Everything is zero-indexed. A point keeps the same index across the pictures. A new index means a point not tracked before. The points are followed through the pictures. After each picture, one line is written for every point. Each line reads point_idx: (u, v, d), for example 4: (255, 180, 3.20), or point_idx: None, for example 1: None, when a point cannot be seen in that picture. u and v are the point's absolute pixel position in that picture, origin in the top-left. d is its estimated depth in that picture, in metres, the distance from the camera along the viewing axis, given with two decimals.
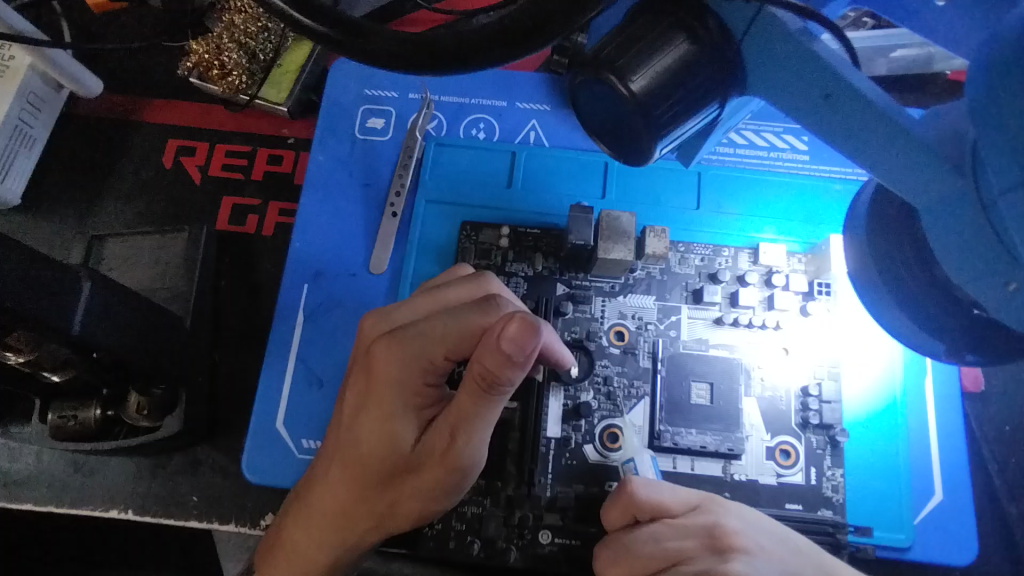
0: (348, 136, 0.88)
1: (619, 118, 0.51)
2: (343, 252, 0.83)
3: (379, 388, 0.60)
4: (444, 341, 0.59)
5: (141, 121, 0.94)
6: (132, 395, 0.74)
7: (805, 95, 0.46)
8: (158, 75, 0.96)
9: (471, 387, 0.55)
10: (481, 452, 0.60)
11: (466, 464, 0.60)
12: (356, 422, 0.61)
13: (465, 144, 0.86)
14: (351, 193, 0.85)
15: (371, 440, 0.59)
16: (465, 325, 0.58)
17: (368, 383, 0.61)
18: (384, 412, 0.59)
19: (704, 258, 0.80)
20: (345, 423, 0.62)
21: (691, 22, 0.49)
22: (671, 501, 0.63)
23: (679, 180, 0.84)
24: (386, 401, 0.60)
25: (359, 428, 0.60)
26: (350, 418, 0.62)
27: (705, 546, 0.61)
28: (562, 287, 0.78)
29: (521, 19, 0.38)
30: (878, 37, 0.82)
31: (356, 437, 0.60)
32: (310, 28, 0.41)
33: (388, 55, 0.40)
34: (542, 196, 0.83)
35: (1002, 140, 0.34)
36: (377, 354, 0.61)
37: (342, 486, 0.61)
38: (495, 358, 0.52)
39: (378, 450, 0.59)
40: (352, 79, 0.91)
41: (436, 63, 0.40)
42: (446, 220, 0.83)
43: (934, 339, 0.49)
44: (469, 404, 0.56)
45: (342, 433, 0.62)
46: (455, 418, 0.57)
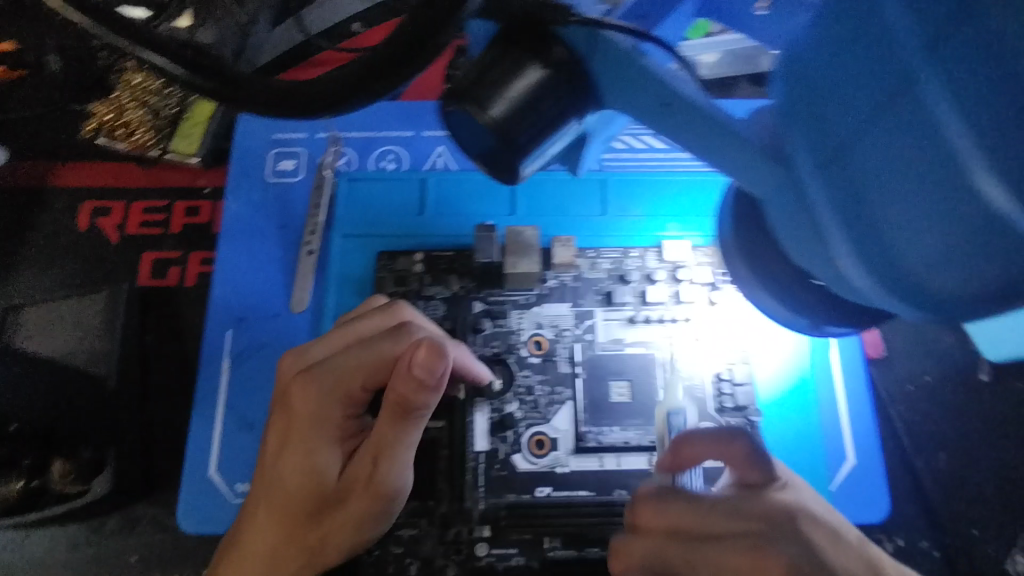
0: (260, 181, 0.89)
1: (487, 145, 0.53)
2: (264, 294, 0.85)
3: (298, 426, 0.61)
4: (363, 371, 0.62)
5: (52, 186, 0.94)
6: (56, 463, 0.74)
7: (648, 101, 0.49)
8: (64, 137, 0.96)
9: (389, 414, 0.57)
10: (406, 477, 0.62)
11: (390, 489, 0.62)
12: (281, 459, 0.62)
13: (375, 177, 0.88)
14: (268, 237, 0.87)
15: (294, 476, 0.61)
16: (378, 355, 0.61)
17: (289, 418, 0.62)
18: (304, 448, 0.60)
19: (613, 261, 0.83)
20: (268, 466, 0.63)
21: (540, 47, 0.50)
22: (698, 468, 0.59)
23: (584, 189, 0.88)
24: (310, 436, 0.61)
25: (285, 465, 0.61)
26: (273, 457, 0.62)
27: (767, 519, 0.55)
28: (479, 305, 0.81)
29: (385, 54, 0.42)
30: (718, 42, 0.92)
31: (283, 473, 0.61)
32: (189, 77, 0.44)
33: (266, 96, 0.44)
34: (452, 219, 0.86)
35: (805, 127, 0.38)
36: (297, 388, 0.62)
37: (269, 527, 0.62)
38: (407, 384, 0.54)
39: (307, 486, 0.61)
40: (259, 124, 0.92)
41: (311, 102, 0.43)
42: (362, 251, 0.85)
43: (796, 316, 0.54)
44: (388, 430, 0.58)
45: (266, 478, 0.63)
46: (374, 443, 0.59)
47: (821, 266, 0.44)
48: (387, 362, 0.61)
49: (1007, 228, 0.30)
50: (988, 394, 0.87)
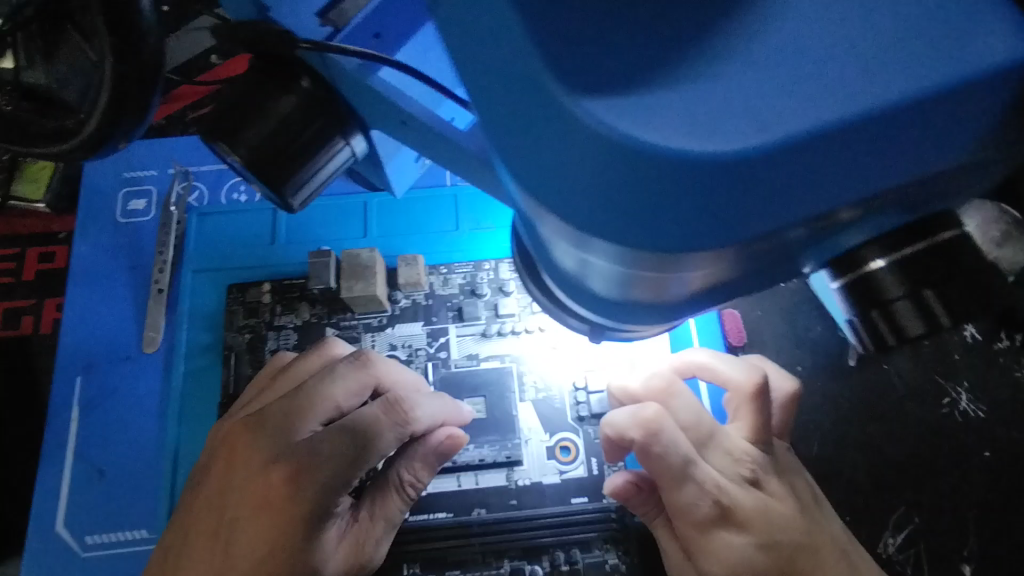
0: (110, 223, 0.87)
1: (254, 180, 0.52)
2: (114, 338, 0.82)
3: (244, 435, 0.63)
4: (314, 414, 0.63)
5: None
6: None
7: (389, 118, 0.47)
8: None
9: (300, 407, 0.63)
10: (261, 527, 0.59)
11: (245, 521, 0.59)
12: (253, 519, 0.59)
13: (226, 210, 0.87)
14: (118, 278, 0.85)
15: (251, 475, 0.60)
16: (288, 378, 0.68)
17: (232, 471, 0.62)
18: (268, 438, 0.62)
19: (466, 276, 0.82)
20: (223, 534, 0.59)
21: (285, 76, 0.49)
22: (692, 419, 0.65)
23: (437, 205, 0.86)
24: (259, 442, 0.61)
25: (258, 524, 0.59)
26: (238, 521, 0.59)
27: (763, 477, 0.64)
28: (331, 331, 0.80)
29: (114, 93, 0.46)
30: None
31: (241, 543, 0.58)
32: None
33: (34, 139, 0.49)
34: (304, 246, 0.85)
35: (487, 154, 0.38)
36: (244, 435, 0.62)
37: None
38: (343, 383, 0.65)
39: (295, 526, 0.59)
40: (109, 165, 0.90)
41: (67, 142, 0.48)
42: (214, 286, 0.83)
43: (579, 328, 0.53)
44: (365, 460, 0.61)
45: (171, 570, 0.60)
46: (319, 494, 0.59)
47: (578, 304, 0.43)
48: (390, 404, 0.64)
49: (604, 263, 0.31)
50: (856, 380, 0.87)
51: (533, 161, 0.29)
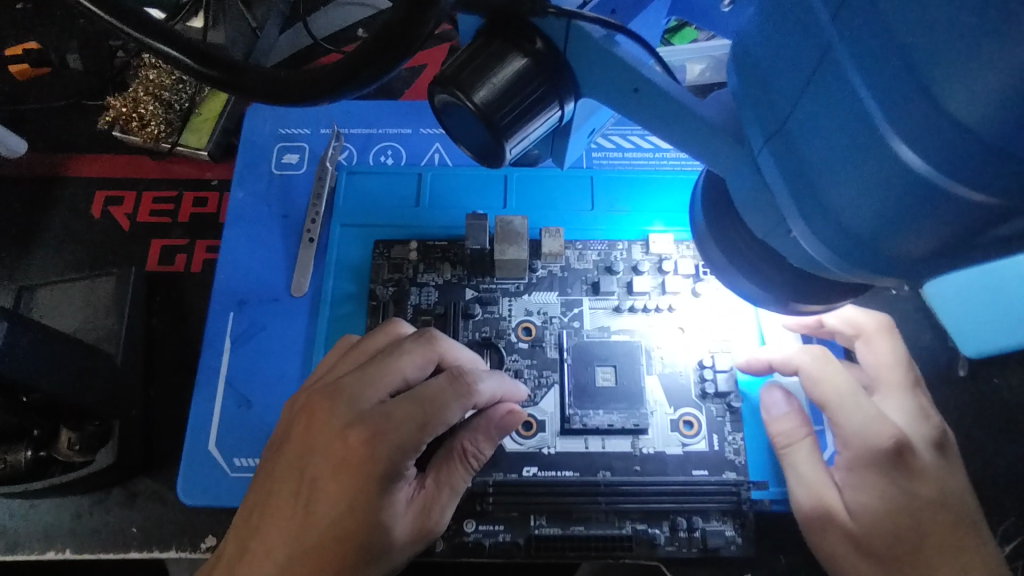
0: (264, 173, 0.93)
1: (475, 126, 0.58)
2: (265, 279, 0.88)
3: (317, 402, 0.65)
4: (383, 383, 0.67)
5: (69, 176, 0.99)
6: (63, 433, 0.78)
7: (621, 87, 0.55)
8: (82, 130, 1.01)
9: (370, 375, 0.66)
10: (338, 492, 0.61)
11: (330, 486, 0.61)
12: (331, 480, 0.61)
13: (373, 170, 0.92)
14: (270, 225, 0.90)
15: (327, 441, 0.63)
16: (361, 350, 0.72)
17: (312, 434, 0.63)
18: (342, 406, 0.64)
19: (601, 253, 0.87)
20: (304, 493, 0.62)
21: (521, 40, 0.56)
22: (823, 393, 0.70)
23: (574, 185, 0.92)
24: (333, 406, 0.64)
25: (337, 484, 0.61)
26: (318, 481, 0.62)
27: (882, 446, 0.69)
28: (470, 292, 0.84)
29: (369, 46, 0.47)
30: (702, 50, 0.96)
31: (322, 501, 0.61)
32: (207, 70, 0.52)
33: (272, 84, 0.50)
34: (446, 211, 0.90)
35: (752, 110, 0.44)
36: (325, 400, 0.65)
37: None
38: (410, 356, 0.68)
39: (370, 488, 0.61)
40: (266, 120, 0.97)
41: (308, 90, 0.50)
42: (360, 240, 0.88)
43: (763, 293, 0.56)
44: (433, 427, 0.64)
45: (255, 528, 0.62)
46: (394, 457, 0.62)
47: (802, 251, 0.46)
48: (454, 377, 0.66)
49: (943, 197, 0.32)
50: (970, 392, 0.87)
51: (942, 73, 0.30)
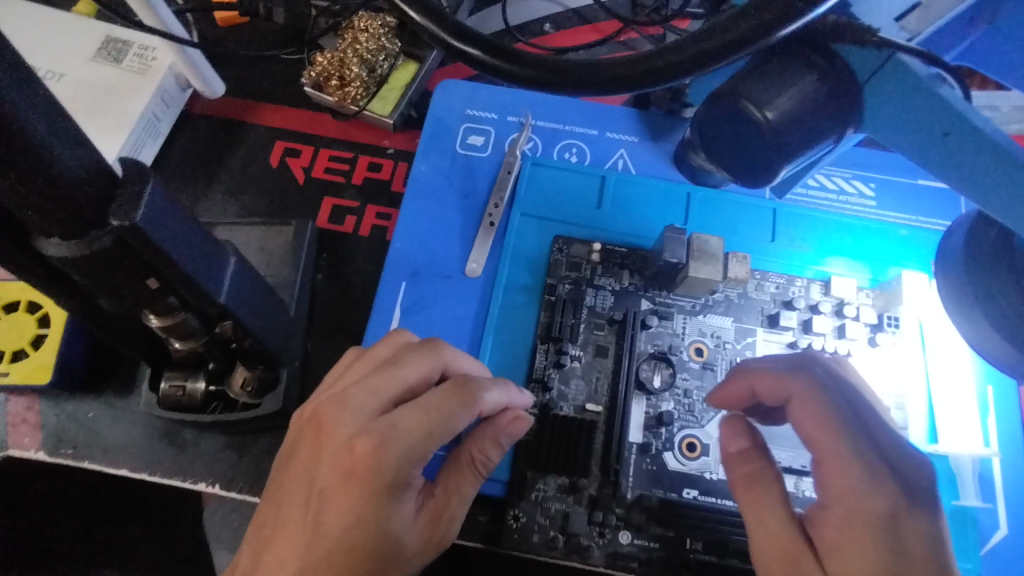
0: (449, 150, 0.94)
1: (750, 139, 0.58)
2: (440, 255, 0.88)
3: (323, 411, 0.62)
4: (394, 393, 0.63)
5: (254, 123, 1.01)
6: (238, 371, 0.80)
7: (927, 128, 0.52)
8: (274, 83, 1.03)
9: (396, 385, 0.63)
10: (348, 505, 0.59)
11: (356, 497, 0.58)
12: (340, 488, 0.59)
13: (559, 165, 0.92)
14: (450, 202, 0.91)
15: (329, 454, 0.60)
16: (373, 359, 0.68)
17: (319, 445, 0.61)
18: (362, 416, 0.61)
19: (779, 286, 0.85)
20: (313, 502, 0.60)
21: (818, 62, 0.55)
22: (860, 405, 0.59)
23: (757, 214, 0.90)
24: (354, 415, 0.61)
25: (346, 494, 0.59)
26: (325, 491, 0.59)
27: None
28: (646, 303, 0.84)
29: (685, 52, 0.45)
30: None
31: (331, 511, 0.59)
32: (474, 55, 0.49)
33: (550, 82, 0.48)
34: (628, 218, 0.90)
35: None
36: (331, 410, 0.61)
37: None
38: (412, 358, 0.65)
39: (380, 497, 0.59)
40: (456, 98, 0.97)
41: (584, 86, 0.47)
42: (539, 233, 0.89)
43: (1010, 345, 0.49)
44: (442, 435, 0.61)
45: (266, 540, 0.60)
46: (399, 465, 0.59)
47: None
48: (459, 384, 0.63)
49: None
50: None
51: None
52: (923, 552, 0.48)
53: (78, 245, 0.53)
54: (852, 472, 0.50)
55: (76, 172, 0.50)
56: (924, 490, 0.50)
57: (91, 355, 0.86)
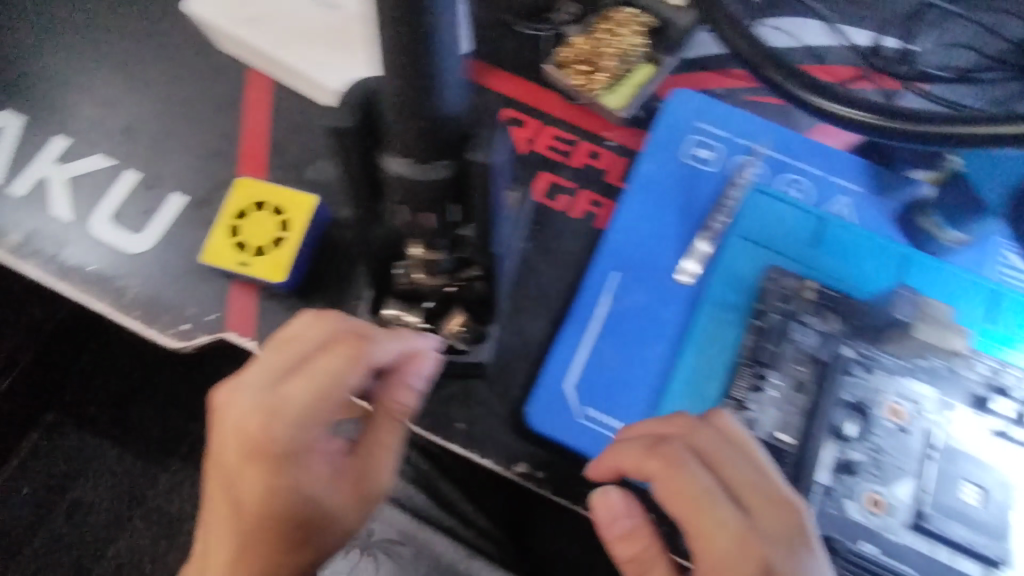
0: (676, 158, 0.97)
1: None
2: (653, 255, 0.92)
3: (216, 425, 0.71)
4: (303, 375, 0.71)
5: (487, 86, 1.04)
6: (454, 317, 0.83)
7: None
8: (509, 48, 1.06)
9: (275, 359, 0.72)
10: (258, 478, 0.68)
11: (252, 471, 0.68)
12: (248, 470, 0.68)
13: (783, 198, 0.93)
14: (670, 208, 0.94)
15: (229, 433, 0.69)
16: (280, 340, 0.75)
17: (214, 441, 0.71)
18: (264, 399, 0.69)
19: (990, 369, 0.83)
20: (234, 499, 0.70)
21: None
22: (712, 467, 0.67)
23: (975, 292, 0.89)
24: (243, 392, 0.70)
25: (251, 471, 0.68)
26: (237, 475, 0.69)
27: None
28: (851, 351, 0.83)
29: None
30: None
31: (245, 480, 0.68)
32: None
33: None
34: (844, 265, 0.90)
35: None
36: (225, 397, 0.71)
37: (233, 558, 0.70)
38: (301, 331, 0.74)
39: (282, 466, 0.68)
40: (691, 111, 1.00)
41: None
42: (752, 258, 0.90)
43: None
44: (329, 393, 0.71)
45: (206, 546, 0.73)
46: (291, 432, 0.69)
47: None
48: (349, 343, 0.72)
49: None
50: None
51: None
52: None
53: (422, 168, 0.59)
54: (718, 540, 0.63)
55: (445, 109, 0.56)
56: (793, 537, 0.65)
57: (308, 266, 0.93)
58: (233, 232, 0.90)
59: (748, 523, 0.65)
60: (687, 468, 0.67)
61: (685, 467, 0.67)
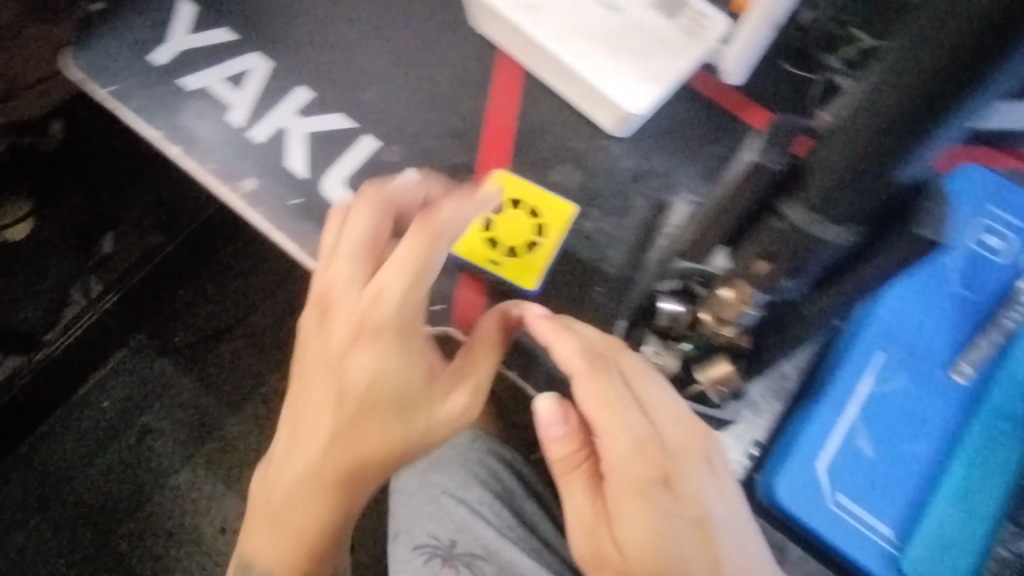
0: (961, 240, 0.87)
1: None
2: (925, 343, 0.84)
3: (331, 302, 0.79)
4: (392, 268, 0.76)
5: (747, 120, 0.98)
6: (720, 367, 0.78)
7: None
8: (781, 88, 0.99)
9: (367, 253, 0.79)
10: (365, 369, 0.76)
11: (353, 342, 0.76)
12: (358, 346, 0.76)
13: None
14: (950, 294, 0.85)
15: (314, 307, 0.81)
16: (358, 225, 0.79)
17: (324, 331, 0.79)
18: (368, 290, 0.76)
19: None
20: (331, 372, 0.78)
21: None
22: (646, 391, 0.73)
23: None
24: (351, 287, 0.78)
25: (367, 348, 0.76)
26: (341, 358, 0.77)
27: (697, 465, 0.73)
28: None
29: None
30: None
31: (353, 367, 0.76)
32: None
33: None
34: None
35: None
36: (333, 295, 0.79)
37: (328, 445, 0.77)
38: (360, 211, 0.79)
39: (344, 316, 0.77)
40: (984, 187, 0.88)
41: None
42: None
43: None
44: (423, 274, 0.75)
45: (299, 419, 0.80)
46: (398, 339, 0.76)
47: None
48: (419, 224, 0.75)
49: None
50: None
51: None
52: (690, 503, 0.70)
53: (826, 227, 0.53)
54: (621, 440, 0.71)
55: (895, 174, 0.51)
56: (694, 459, 0.72)
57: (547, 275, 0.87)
58: (486, 228, 0.90)
59: (648, 422, 0.72)
60: (604, 377, 0.72)
61: (610, 378, 0.72)
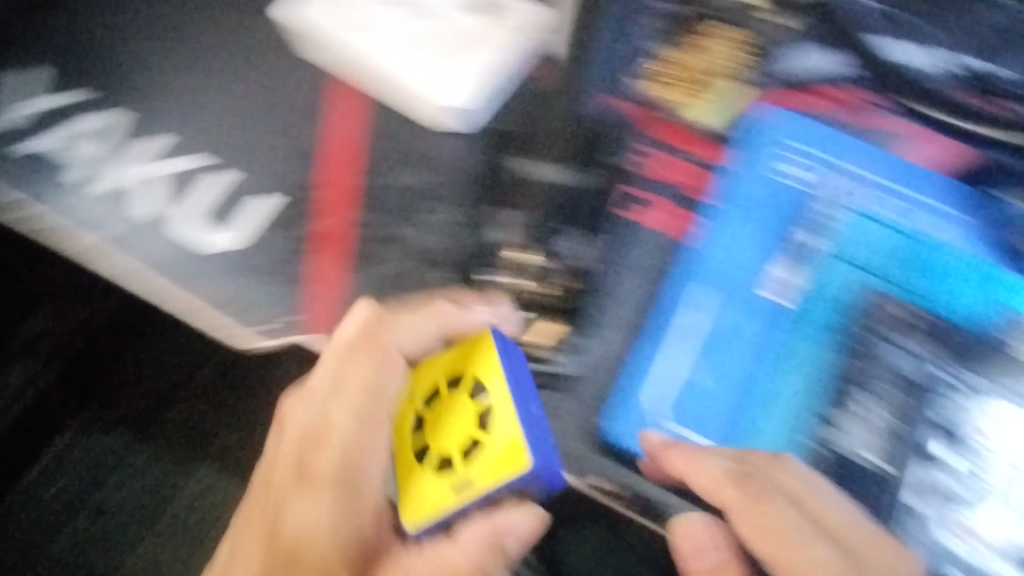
0: (763, 174, 0.95)
1: None
2: (742, 272, 0.90)
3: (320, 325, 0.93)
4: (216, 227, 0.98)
5: (569, 97, 1.05)
6: (541, 325, 0.89)
7: None
8: (597, 63, 1.06)
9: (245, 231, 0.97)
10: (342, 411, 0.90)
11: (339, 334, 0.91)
12: (351, 370, 0.90)
13: (876, 218, 0.91)
14: (760, 224, 0.92)
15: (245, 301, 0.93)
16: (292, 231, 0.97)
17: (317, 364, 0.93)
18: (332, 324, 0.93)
19: None
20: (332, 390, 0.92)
21: None
22: (729, 441, 0.83)
23: None
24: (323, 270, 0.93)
25: (353, 375, 0.90)
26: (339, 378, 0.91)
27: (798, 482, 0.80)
28: (943, 376, 0.83)
29: None
30: None
31: (347, 384, 0.91)
32: None
33: None
34: (944, 290, 0.87)
35: None
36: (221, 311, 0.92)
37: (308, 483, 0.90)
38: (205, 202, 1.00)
39: (330, 361, 0.92)
40: (780, 126, 0.98)
41: None
42: (846, 278, 0.88)
43: None
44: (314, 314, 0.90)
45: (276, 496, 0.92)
46: (328, 368, 0.92)
47: None
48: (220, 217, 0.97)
49: None
50: None
51: None
52: (842, 527, 0.79)
53: None
54: (728, 494, 0.80)
55: None
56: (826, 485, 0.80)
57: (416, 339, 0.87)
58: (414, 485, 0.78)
59: (727, 459, 0.81)
60: (679, 444, 0.81)
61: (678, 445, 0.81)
